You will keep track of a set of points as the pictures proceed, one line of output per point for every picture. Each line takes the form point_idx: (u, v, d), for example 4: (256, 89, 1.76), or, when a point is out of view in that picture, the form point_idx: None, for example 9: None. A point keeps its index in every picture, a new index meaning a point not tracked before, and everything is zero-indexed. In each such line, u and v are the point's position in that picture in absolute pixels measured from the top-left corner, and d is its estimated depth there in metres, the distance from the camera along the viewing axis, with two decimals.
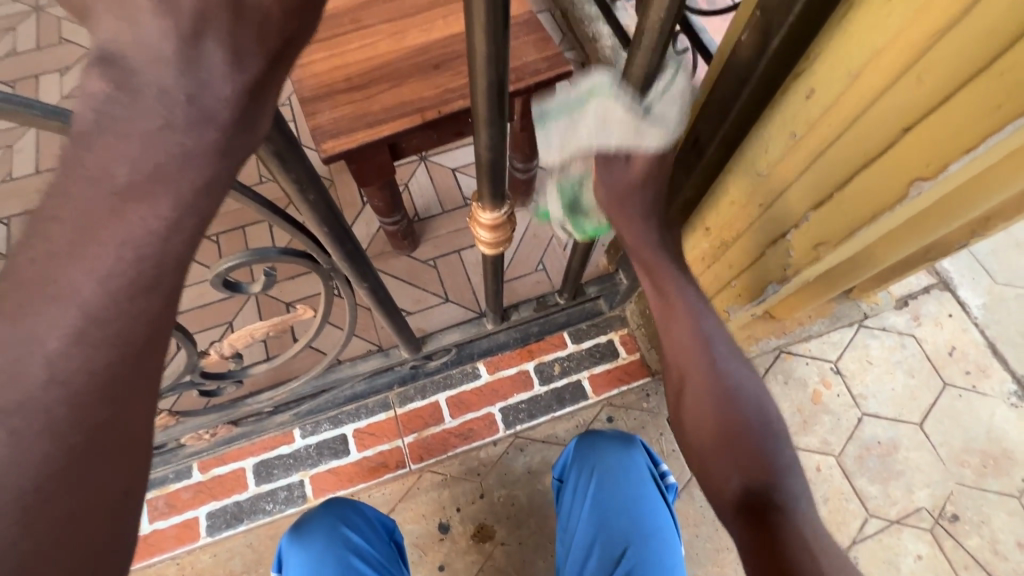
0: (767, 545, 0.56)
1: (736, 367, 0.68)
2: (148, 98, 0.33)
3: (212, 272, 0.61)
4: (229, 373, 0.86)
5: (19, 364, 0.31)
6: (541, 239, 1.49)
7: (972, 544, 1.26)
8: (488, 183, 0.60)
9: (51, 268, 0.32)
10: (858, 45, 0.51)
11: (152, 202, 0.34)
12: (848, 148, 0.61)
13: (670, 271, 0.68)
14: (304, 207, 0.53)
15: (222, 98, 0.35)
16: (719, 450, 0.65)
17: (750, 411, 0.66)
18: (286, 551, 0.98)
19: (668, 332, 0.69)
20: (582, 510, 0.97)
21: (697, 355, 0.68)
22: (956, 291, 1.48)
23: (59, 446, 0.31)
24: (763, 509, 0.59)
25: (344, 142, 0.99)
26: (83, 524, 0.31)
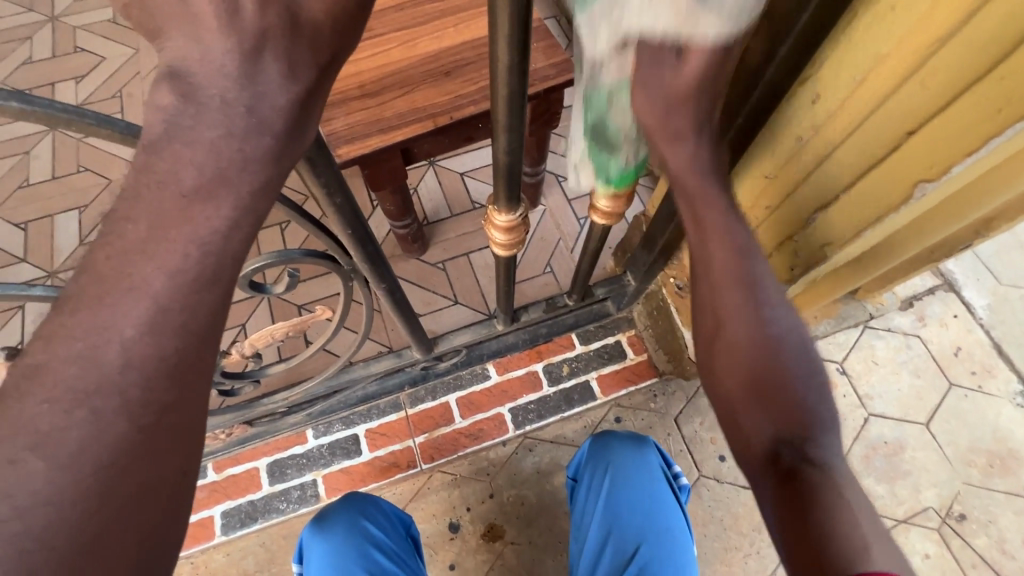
0: (796, 510, 0.52)
1: (781, 316, 0.61)
2: (213, 109, 0.37)
3: (239, 274, 0.62)
4: (248, 374, 0.88)
5: (100, 346, 0.35)
6: (549, 241, 1.51)
7: (979, 543, 1.27)
8: (505, 186, 0.62)
9: (126, 263, 0.36)
10: (862, 53, 0.53)
11: (215, 204, 0.37)
12: (852, 152, 0.63)
13: (721, 209, 0.58)
14: (330, 210, 0.56)
15: (277, 108, 0.39)
16: (752, 402, 0.59)
17: (794, 362, 0.59)
18: (308, 543, 1.00)
19: (709, 273, 0.61)
20: (595, 507, 0.99)
21: (738, 300, 0.60)
22: (960, 292, 1.49)
23: (133, 423, 0.34)
24: (795, 469, 0.54)
25: (360, 147, 1.01)
26: (151, 493, 0.34)
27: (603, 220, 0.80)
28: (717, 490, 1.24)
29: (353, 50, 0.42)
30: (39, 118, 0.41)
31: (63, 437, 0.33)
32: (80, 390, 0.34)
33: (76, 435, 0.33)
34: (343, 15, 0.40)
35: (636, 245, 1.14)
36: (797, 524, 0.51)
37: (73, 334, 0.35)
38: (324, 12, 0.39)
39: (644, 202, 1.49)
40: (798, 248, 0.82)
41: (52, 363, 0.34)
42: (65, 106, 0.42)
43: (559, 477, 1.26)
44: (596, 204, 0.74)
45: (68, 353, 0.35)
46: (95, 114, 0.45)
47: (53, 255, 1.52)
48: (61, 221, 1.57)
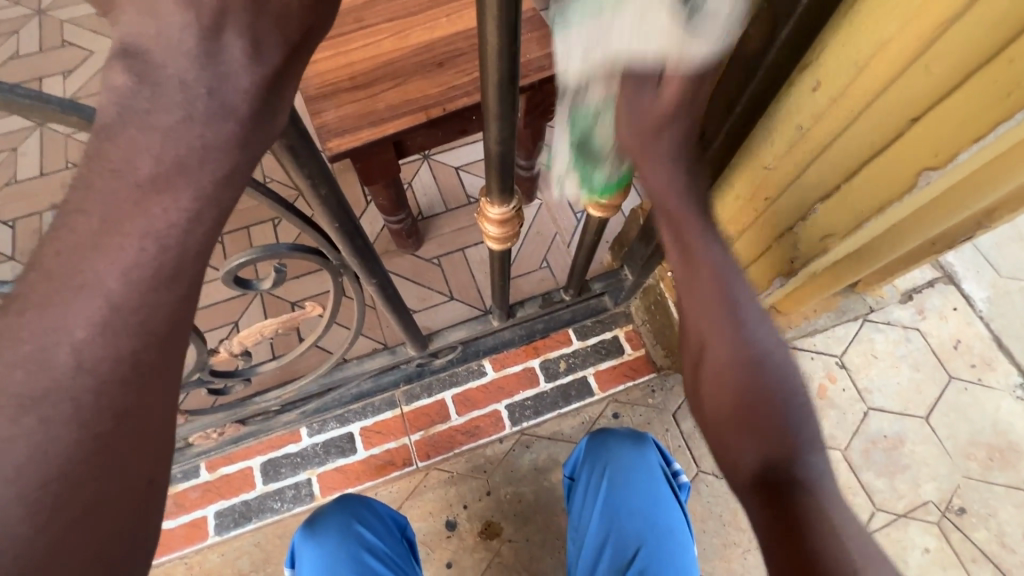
0: (787, 547, 0.48)
1: (766, 335, 0.58)
2: (171, 93, 0.35)
3: (223, 268, 0.60)
4: (237, 372, 0.86)
5: (54, 344, 0.33)
6: (545, 236, 1.50)
7: (979, 537, 1.26)
8: (497, 179, 0.61)
9: (80, 258, 0.34)
10: (866, 37, 0.51)
11: (174, 194, 0.36)
12: (854, 140, 0.61)
13: (700, 230, 0.58)
14: (316, 203, 0.54)
15: (241, 91, 0.37)
16: (738, 425, 0.55)
17: (781, 384, 0.56)
18: (300, 547, 0.98)
19: (690, 292, 0.59)
20: (594, 507, 0.97)
21: (721, 321, 0.58)
22: (960, 285, 1.48)
23: (88, 429, 0.33)
24: (787, 499, 0.50)
25: (350, 140, 0.99)
26: (111, 505, 0.33)
27: (601, 215, 0.80)
28: (716, 485, 1.23)
29: (323, 31, 0.40)
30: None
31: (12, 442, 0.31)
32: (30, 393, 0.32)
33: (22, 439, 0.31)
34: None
35: (633, 239, 1.12)
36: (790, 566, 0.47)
37: (24, 332, 0.33)
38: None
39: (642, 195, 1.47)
40: (796, 240, 0.80)
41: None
42: (25, 90, 0.40)
43: (557, 474, 1.25)
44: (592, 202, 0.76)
45: (19, 352, 0.33)
46: (60, 99, 0.42)
47: None
48: (50, 217, 1.54)
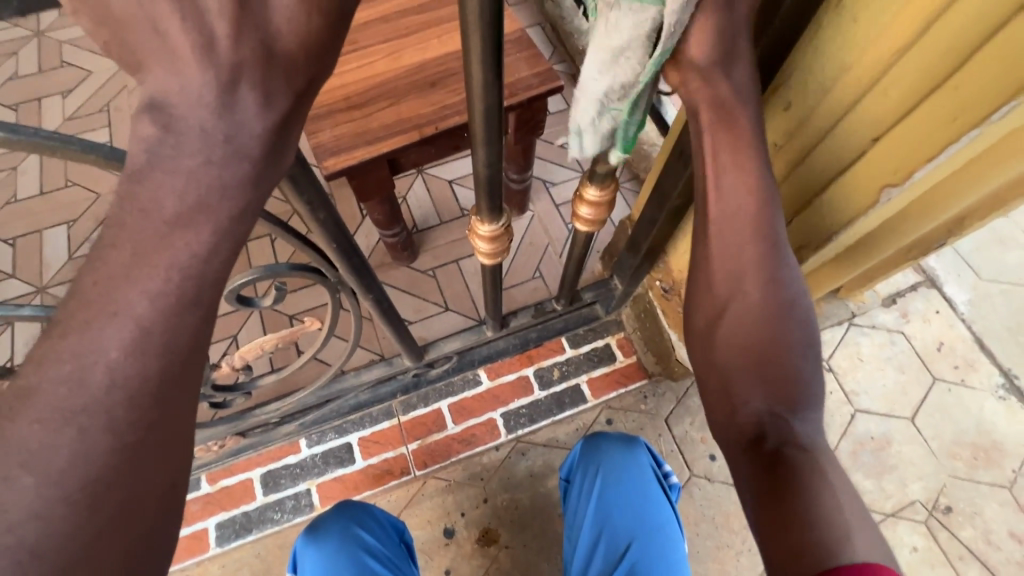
0: (780, 476, 0.53)
1: (792, 282, 0.63)
2: (192, 138, 0.39)
3: (226, 288, 0.62)
4: (239, 386, 0.88)
5: (83, 370, 0.36)
6: (537, 246, 1.53)
7: (965, 535, 1.29)
8: (486, 199, 0.64)
9: (109, 288, 0.37)
10: (829, 62, 0.56)
11: (194, 228, 0.39)
12: (822, 158, 0.65)
13: (755, 160, 0.59)
14: (315, 225, 0.57)
15: (254, 135, 0.40)
16: (748, 371, 0.61)
17: (795, 336, 0.61)
18: (301, 553, 1.01)
19: (727, 234, 0.61)
20: (586, 509, 1.00)
21: (755, 266, 0.61)
22: (942, 288, 1.52)
23: (116, 444, 0.35)
24: (781, 443, 0.56)
25: (346, 158, 1.02)
26: (138, 512, 0.36)
27: (587, 228, 0.83)
28: (709, 488, 1.26)
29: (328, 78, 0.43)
30: (24, 146, 0.42)
31: (50, 456, 0.34)
32: (64, 413, 0.35)
33: (58, 456, 0.34)
34: (319, 43, 0.41)
35: (623, 249, 1.16)
36: (777, 501, 0.52)
37: (58, 358, 0.36)
38: (298, 42, 0.40)
39: (630, 204, 1.51)
40: None
41: (37, 387, 0.35)
42: (51, 134, 0.43)
43: (553, 480, 1.27)
44: (578, 214, 0.79)
45: (53, 377, 0.36)
46: (80, 140, 0.46)
47: (41, 271, 1.51)
48: (49, 236, 1.56)
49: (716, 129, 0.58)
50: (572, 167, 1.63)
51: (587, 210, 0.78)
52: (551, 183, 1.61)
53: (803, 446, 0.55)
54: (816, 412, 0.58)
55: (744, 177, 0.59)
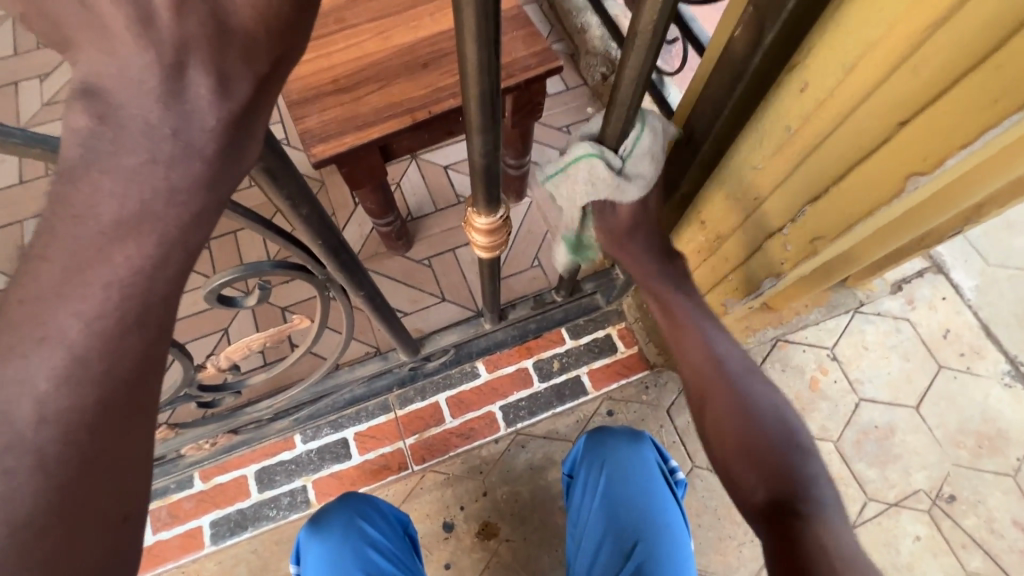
0: (784, 545, 0.63)
1: (753, 386, 0.76)
2: (133, 134, 0.34)
3: (204, 288, 0.58)
4: (226, 386, 0.85)
5: (16, 397, 0.32)
6: (536, 234, 1.49)
7: (969, 524, 1.28)
8: (483, 190, 0.60)
9: (44, 306, 0.34)
10: (853, 39, 0.51)
11: (138, 237, 0.35)
12: (843, 141, 0.61)
13: (685, 305, 0.77)
14: (297, 221, 0.53)
15: (206, 130, 0.36)
16: (743, 462, 0.73)
17: (771, 428, 0.73)
18: (305, 545, 0.97)
19: (690, 362, 0.78)
20: (593, 505, 0.97)
21: (717, 383, 0.76)
22: (948, 274, 1.49)
23: (49, 481, 0.32)
24: (781, 518, 0.65)
25: (335, 145, 0.97)
26: (80, 552, 0.32)
27: None
28: (711, 480, 1.24)
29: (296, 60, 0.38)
30: None
31: None
32: None
33: None
34: (280, 22, 0.36)
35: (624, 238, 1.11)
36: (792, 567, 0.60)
37: None
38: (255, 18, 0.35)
39: None
40: (786, 241, 0.79)
41: None
42: None
43: (553, 472, 1.25)
44: None
45: None
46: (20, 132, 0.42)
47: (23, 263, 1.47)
48: (30, 227, 1.51)
49: (648, 282, 0.78)
50: None
51: None
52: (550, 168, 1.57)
53: (803, 516, 0.65)
54: (807, 486, 0.68)
55: (682, 319, 0.77)
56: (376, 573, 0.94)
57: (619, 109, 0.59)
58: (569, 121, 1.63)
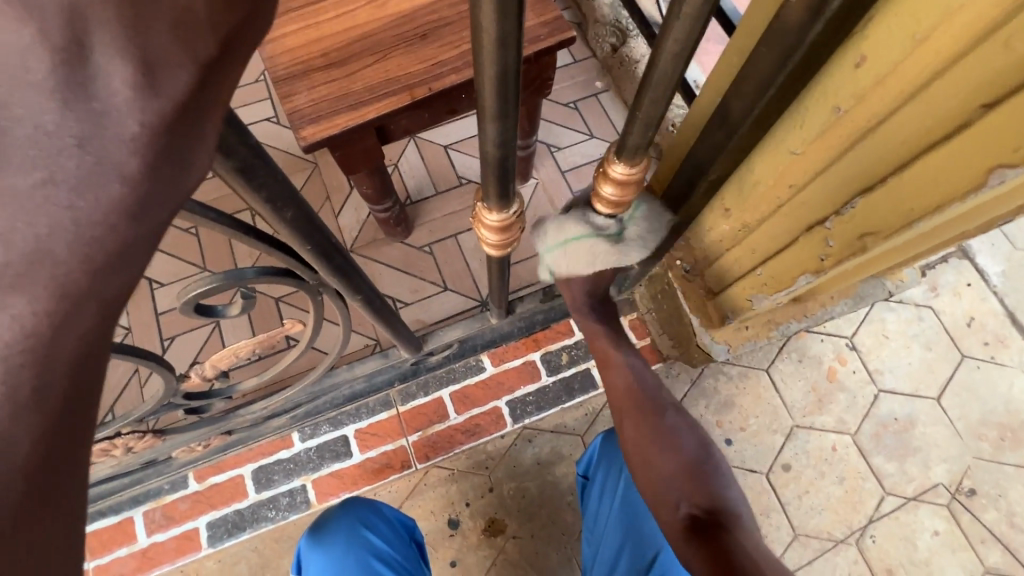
0: (710, 553, 0.62)
1: (675, 414, 0.80)
2: (19, 144, 0.23)
3: (180, 299, 0.51)
4: (215, 393, 0.78)
5: None
6: (543, 219, 1.41)
7: (989, 518, 1.24)
8: (495, 183, 0.52)
9: None
10: (928, 6, 0.44)
11: (24, 289, 0.24)
12: (904, 124, 0.53)
13: (607, 336, 0.86)
14: (282, 226, 0.45)
15: (126, 138, 0.25)
16: (667, 482, 0.73)
17: (695, 452, 0.76)
18: (306, 554, 0.93)
19: (614, 386, 0.84)
20: (611, 512, 0.93)
21: (637, 408, 0.81)
22: (974, 259, 1.42)
23: None
24: (707, 532, 0.65)
25: (327, 127, 0.89)
26: None
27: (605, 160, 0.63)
28: None
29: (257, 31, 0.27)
30: None
31: None
32: None
33: None
34: None
35: None
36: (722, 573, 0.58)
37: None
38: None
39: None
40: (828, 236, 0.71)
41: None
42: None
43: (561, 468, 1.21)
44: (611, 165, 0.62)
45: None
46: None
47: None
48: None
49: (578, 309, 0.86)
50: (579, 131, 1.50)
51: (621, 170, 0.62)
52: (557, 148, 1.48)
53: (726, 530, 0.65)
54: (728, 505, 0.70)
55: (604, 345, 0.85)
56: None
57: (654, 90, 0.50)
58: (576, 96, 1.54)
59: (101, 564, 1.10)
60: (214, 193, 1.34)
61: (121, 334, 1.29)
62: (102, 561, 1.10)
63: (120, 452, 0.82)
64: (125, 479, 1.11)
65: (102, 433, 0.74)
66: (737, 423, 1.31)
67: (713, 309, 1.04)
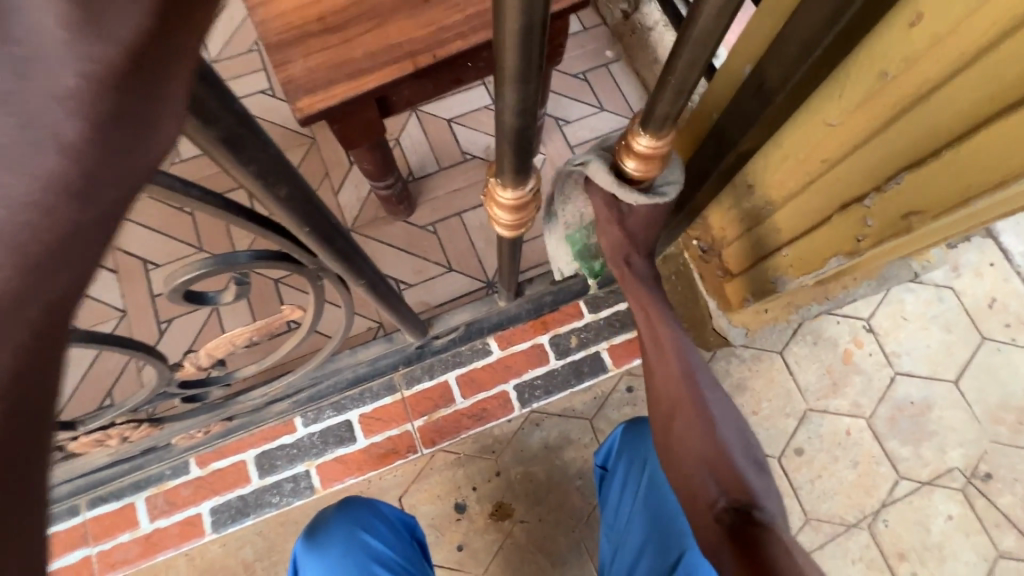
0: (748, 549, 0.56)
1: (718, 400, 0.74)
2: None
3: (166, 286, 0.46)
4: (213, 380, 0.75)
5: None
6: (551, 196, 1.35)
7: (1005, 502, 1.22)
8: (511, 156, 0.47)
9: None
10: None
11: None
12: (963, 90, 0.49)
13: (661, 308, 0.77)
14: (276, 206, 0.41)
15: (60, 96, 0.20)
16: (704, 471, 0.68)
17: (740, 451, 0.69)
18: (302, 559, 0.90)
19: (660, 361, 0.76)
20: (635, 507, 0.90)
21: (682, 388, 0.74)
22: (999, 237, 1.37)
23: None
24: (744, 527, 0.60)
25: (324, 98, 0.83)
26: None
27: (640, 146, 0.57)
28: None
29: None
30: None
31: None
32: None
33: None
34: None
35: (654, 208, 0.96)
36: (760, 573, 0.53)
37: None
38: None
39: None
40: (867, 214, 0.66)
41: None
42: None
43: (569, 452, 1.18)
44: (635, 142, 0.56)
45: None
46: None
47: None
48: None
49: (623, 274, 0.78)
50: (589, 104, 1.43)
51: (644, 144, 0.56)
52: (565, 121, 1.42)
53: (765, 525, 0.60)
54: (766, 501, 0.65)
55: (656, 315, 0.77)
56: None
57: (692, 50, 0.45)
58: (585, 66, 1.46)
59: (104, 549, 1.09)
60: (207, 169, 1.28)
61: (116, 317, 1.26)
62: (105, 546, 1.09)
63: (116, 442, 0.80)
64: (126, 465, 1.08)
65: (95, 423, 0.71)
66: (750, 406, 1.28)
67: (731, 291, 1.00)
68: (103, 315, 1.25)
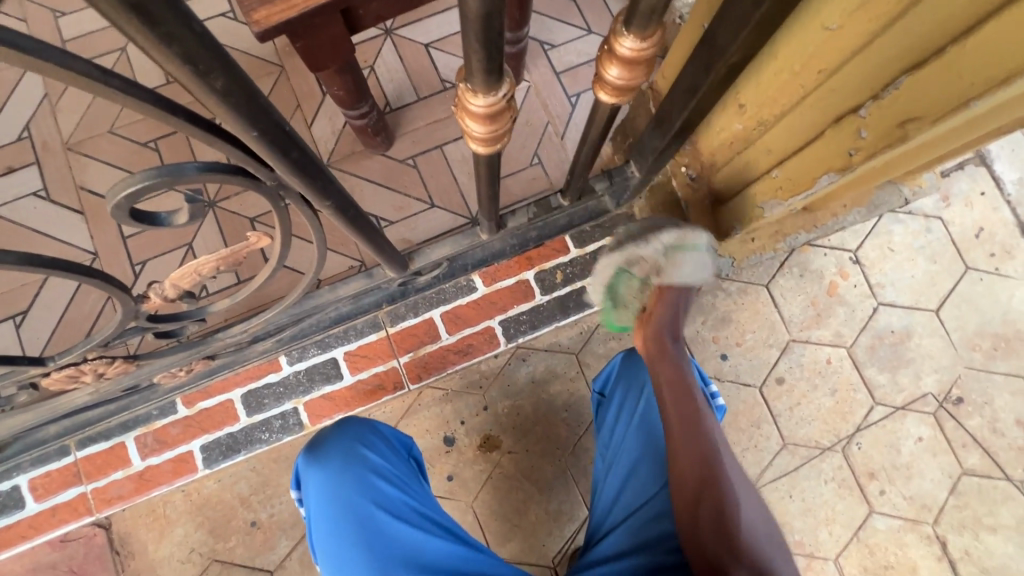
0: None
1: (745, 496, 0.77)
2: None
3: (110, 201, 0.43)
4: (186, 314, 0.72)
5: None
6: (535, 126, 1.29)
7: (972, 424, 1.27)
8: (478, 56, 0.43)
9: None
10: None
11: None
12: None
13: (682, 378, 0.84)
14: (218, 102, 0.37)
15: None
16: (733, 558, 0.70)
17: (765, 547, 0.72)
18: (305, 473, 0.92)
19: (688, 433, 0.80)
20: (630, 428, 0.93)
21: (714, 465, 0.77)
22: (992, 165, 1.34)
23: None
24: None
25: (280, 10, 0.74)
26: None
27: (625, 54, 0.52)
28: None
29: None
30: None
31: None
32: None
33: None
34: None
35: (644, 129, 0.91)
36: None
37: None
38: None
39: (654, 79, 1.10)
40: (861, 125, 0.63)
41: None
42: None
43: (555, 386, 1.20)
44: (620, 41, 0.52)
45: None
46: None
47: None
48: None
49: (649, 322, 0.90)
50: (576, 26, 1.34)
51: (629, 46, 0.52)
52: (551, 45, 1.33)
53: None
54: None
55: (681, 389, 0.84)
56: (386, 504, 0.89)
57: None
58: None
59: (98, 486, 1.10)
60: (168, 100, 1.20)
61: (88, 260, 1.22)
62: (99, 484, 1.10)
63: (91, 378, 0.78)
64: (112, 406, 1.08)
65: (66, 358, 0.69)
66: (734, 338, 1.29)
67: (722, 219, 0.98)
68: (74, 256, 1.21)
